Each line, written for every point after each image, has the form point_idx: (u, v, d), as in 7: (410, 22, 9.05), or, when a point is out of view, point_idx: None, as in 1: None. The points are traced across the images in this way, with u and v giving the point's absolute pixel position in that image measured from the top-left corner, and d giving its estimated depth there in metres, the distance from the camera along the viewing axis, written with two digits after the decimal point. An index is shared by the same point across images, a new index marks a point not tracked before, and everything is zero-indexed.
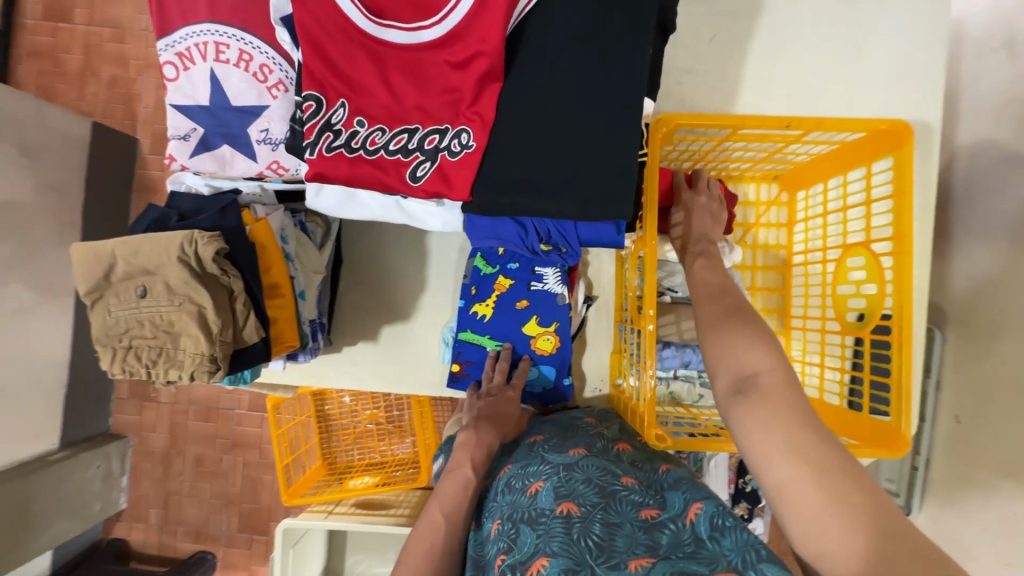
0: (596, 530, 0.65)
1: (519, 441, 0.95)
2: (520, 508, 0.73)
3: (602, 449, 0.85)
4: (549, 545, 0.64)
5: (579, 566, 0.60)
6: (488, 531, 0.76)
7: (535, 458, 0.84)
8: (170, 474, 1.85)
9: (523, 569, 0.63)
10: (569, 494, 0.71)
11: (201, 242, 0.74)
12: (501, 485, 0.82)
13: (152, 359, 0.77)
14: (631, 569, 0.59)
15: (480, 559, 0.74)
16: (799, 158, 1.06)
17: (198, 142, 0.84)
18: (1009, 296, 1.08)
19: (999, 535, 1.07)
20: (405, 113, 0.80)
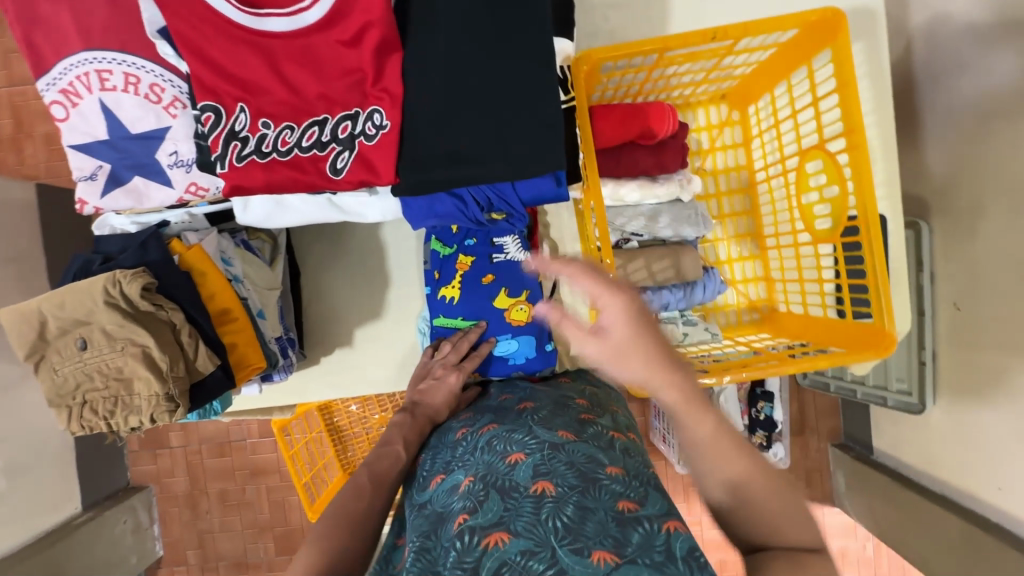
0: (568, 511, 0.64)
1: (507, 405, 0.94)
2: (495, 475, 0.73)
3: (594, 432, 0.83)
4: (514, 522, 0.64)
5: (540, 547, 0.61)
6: (454, 483, 0.76)
7: (523, 426, 0.85)
8: (198, 513, 1.89)
9: (481, 534, 0.64)
10: (548, 473, 0.71)
11: (125, 281, 0.72)
12: (481, 443, 0.82)
13: (109, 410, 0.75)
14: (592, 559, 0.58)
15: (440, 504, 0.74)
16: (742, 71, 1.02)
17: (107, 179, 0.80)
18: (994, 174, 1.03)
19: (1012, 415, 1.05)
20: (309, 105, 0.75)
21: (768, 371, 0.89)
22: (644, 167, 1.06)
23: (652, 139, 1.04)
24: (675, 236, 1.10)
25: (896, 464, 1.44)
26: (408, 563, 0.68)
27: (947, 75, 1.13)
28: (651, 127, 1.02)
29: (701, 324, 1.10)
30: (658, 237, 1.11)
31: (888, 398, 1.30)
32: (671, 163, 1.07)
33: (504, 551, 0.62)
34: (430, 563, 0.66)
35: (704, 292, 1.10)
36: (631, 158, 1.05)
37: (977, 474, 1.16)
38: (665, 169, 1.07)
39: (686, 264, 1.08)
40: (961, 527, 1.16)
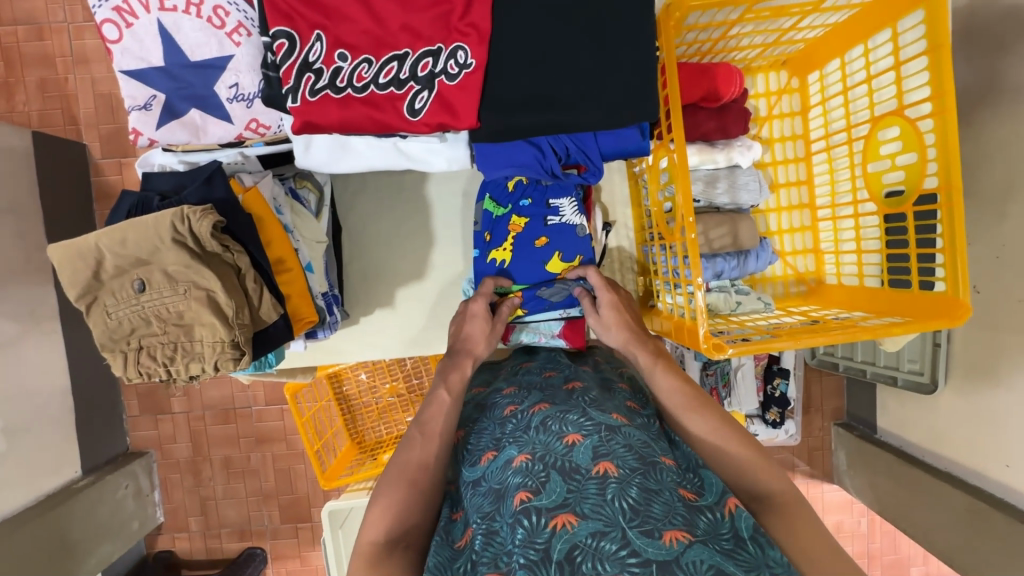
0: (633, 493, 0.61)
1: (554, 385, 0.88)
2: (553, 454, 0.69)
3: (643, 421, 0.80)
4: (580, 505, 0.61)
5: (611, 528, 0.58)
6: (508, 459, 0.71)
7: (576, 407, 0.78)
8: (202, 480, 1.81)
9: (548, 515, 0.60)
10: (609, 455, 0.67)
11: (195, 218, 0.67)
12: (533, 421, 0.76)
13: (168, 356, 0.71)
14: (665, 540, 0.56)
15: (495, 481, 0.70)
16: (811, 34, 0.99)
17: (162, 110, 0.75)
18: (1017, 156, 1.02)
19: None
20: (391, 37, 0.70)
21: (838, 337, 0.87)
22: (706, 130, 1.02)
23: (715, 102, 1.00)
24: (731, 204, 1.08)
25: (900, 444, 1.44)
26: (477, 547, 0.63)
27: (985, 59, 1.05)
28: (718, 88, 0.98)
29: (753, 294, 1.09)
30: (713, 205, 1.08)
31: (900, 377, 1.32)
32: (734, 127, 1.03)
33: (573, 534, 0.58)
34: (501, 547, 0.62)
35: (758, 262, 1.07)
36: (693, 120, 1.01)
37: (984, 452, 1.18)
38: (726, 133, 1.03)
39: (743, 232, 1.06)
40: (966, 501, 1.19)
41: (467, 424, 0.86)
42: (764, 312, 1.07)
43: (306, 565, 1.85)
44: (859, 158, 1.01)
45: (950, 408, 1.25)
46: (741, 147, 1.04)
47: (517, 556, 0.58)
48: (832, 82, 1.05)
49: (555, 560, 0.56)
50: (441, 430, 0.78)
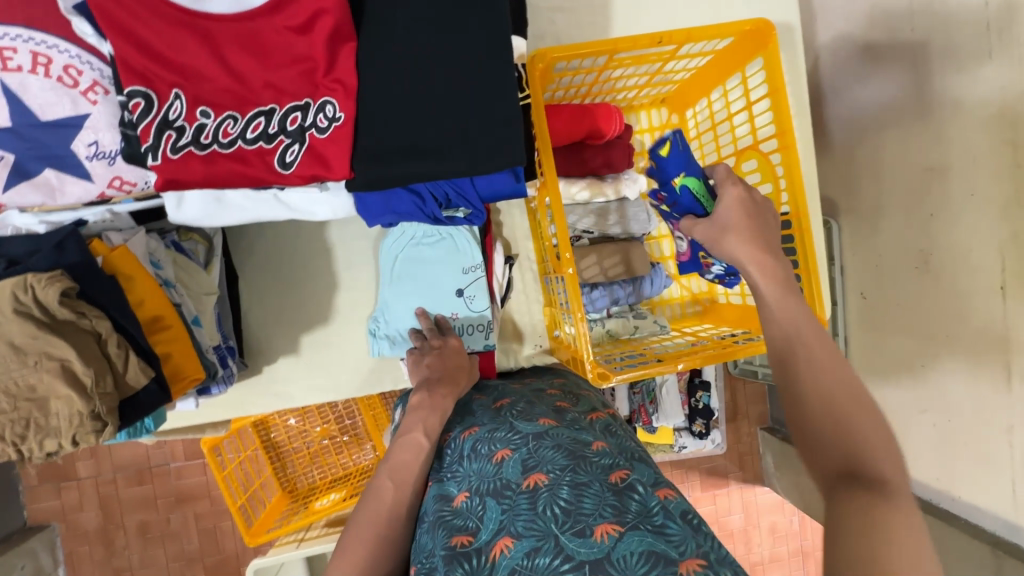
0: (563, 495, 0.64)
1: (483, 404, 0.90)
2: (485, 480, 0.71)
3: (573, 417, 0.82)
4: (514, 524, 0.63)
5: (543, 541, 0.60)
6: (447, 496, 0.74)
7: (503, 422, 0.80)
8: (115, 550, 1.67)
9: (487, 549, 0.63)
10: (538, 465, 0.69)
11: (39, 286, 0.64)
12: (466, 450, 0.79)
13: (18, 434, 0.66)
14: (596, 537, 0.59)
15: (433, 516, 0.72)
16: (681, 75, 1.07)
17: (11, 172, 0.70)
18: (887, 176, 1.14)
19: (908, 393, 1.16)
20: (255, 94, 0.70)
21: (713, 356, 0.93)
22: (593, 166, 1.08)
23: (600, 139, 1.06)
24: (625, 233, 1.14)
25: None
26: None
27: (850, 88, 1.22)
28: (600, 126, 1.04)
29: (650, 317, 1.15)
30: (607, 235, 1.14)
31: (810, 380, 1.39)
32: (619, 162, 1.10)
33: (511, 557, 0.61)
34: None
35: (653, 286, 1.14)
36: (579, 157, 1.07)
37: None
38: (612, 167, 1.10)
39: (636, 259, 1.12)
40: None
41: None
42: (659, 334, 1.14)
43: None
44: None
45: None
46: (628, 179, 1.11)
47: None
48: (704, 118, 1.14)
49: None
50: (413, 477, 0.79)
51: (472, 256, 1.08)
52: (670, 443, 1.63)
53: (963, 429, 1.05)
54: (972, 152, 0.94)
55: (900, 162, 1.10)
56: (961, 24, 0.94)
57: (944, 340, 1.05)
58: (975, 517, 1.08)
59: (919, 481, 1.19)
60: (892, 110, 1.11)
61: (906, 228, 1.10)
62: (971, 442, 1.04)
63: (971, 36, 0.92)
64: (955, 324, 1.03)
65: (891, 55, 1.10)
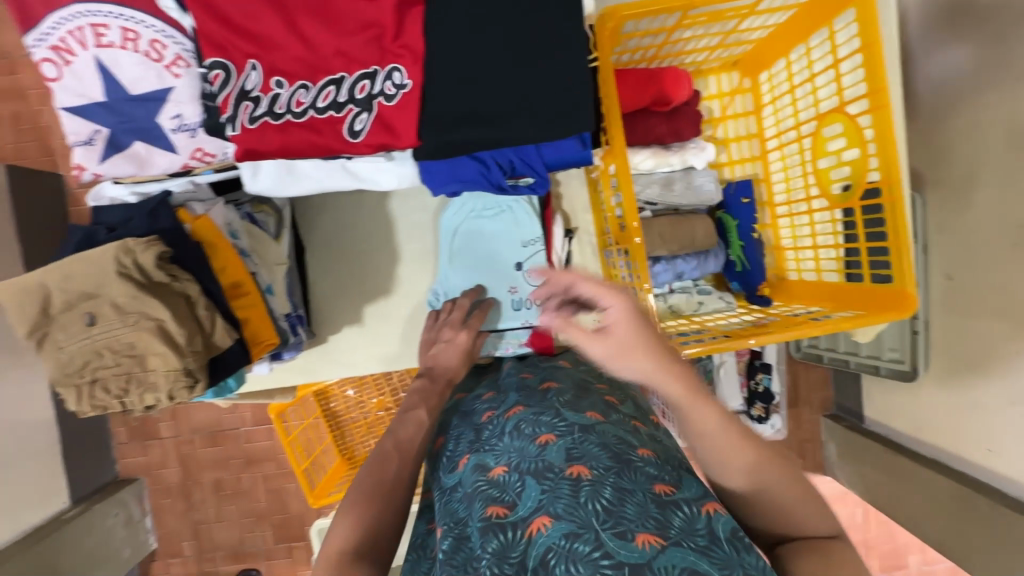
0: (606, 494, 0.58)
1: (530, 384, 0.86)
2: (527, 458, 0.66)
3: (618, 416, 0.77)
4: (553, 505, 0.58)
5: (583, 530, 0.55)
6: (482, 466, 0.69)
7: (550, 408, 0.76)
8: (193, 504, 1.81)
9: (523, 526, 0.58)
10: (582, 457, 0.64)
11: (139, 249, 0.69)
12: (507, 426, 0.74)
13: (122, 388, 0.71)
14: (637, 543, 0.53)
15: (466, 487, 0.68)
16: (757, 34, 1.00)
17: (106, 144, 0.75)
18: (984, 143, 1.03)
19: (1001, 382, 1.07)
20: (325, 62, 0.71)
21: (789, 333, 0.88)
22: (659, 134, 1.03)
23: (666, 106, 1.02)
24: (690, 205, 1.09)
25: (888, 433, 1.45)
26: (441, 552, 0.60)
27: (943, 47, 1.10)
28: (666, 92, 0.99)
29: (715, 293, 1.11)
30: (672, 207, 1.09)
31: (882, 366, 1.30)
32: (686, 129, 1.05)
33: (547, 537, 0.56)
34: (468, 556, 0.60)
35: (717, 260, 1.09)
36: (644, 124, 1.03)
37: (967, 437, 1.18)
38: (679, 136, 1.05)
39: (702, 232, 1.07)
40: (951, 488, 1.18)
41: (442, 424, 0.85)
42: (726, 311, 1.10)
43: None
44: (809, 154, 1.02)
45: (932, 392, 1.25)
46: (695, 148, 1.05)
47: (487, 567, 0.56)
48: (780, 81, 1.07)
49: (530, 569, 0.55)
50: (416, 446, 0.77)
51: (531, 233, 1.09)
52: None
53: None
54: None
55: (1000, 128, 0.99)
56: None
57: None
58: None
59: (1006, 476, 1.10)
60: (994, 68, 1.00)
61: (1006, 200, 1.00)
62: None
63: None
64: None
65: (995, 6, 0.98)
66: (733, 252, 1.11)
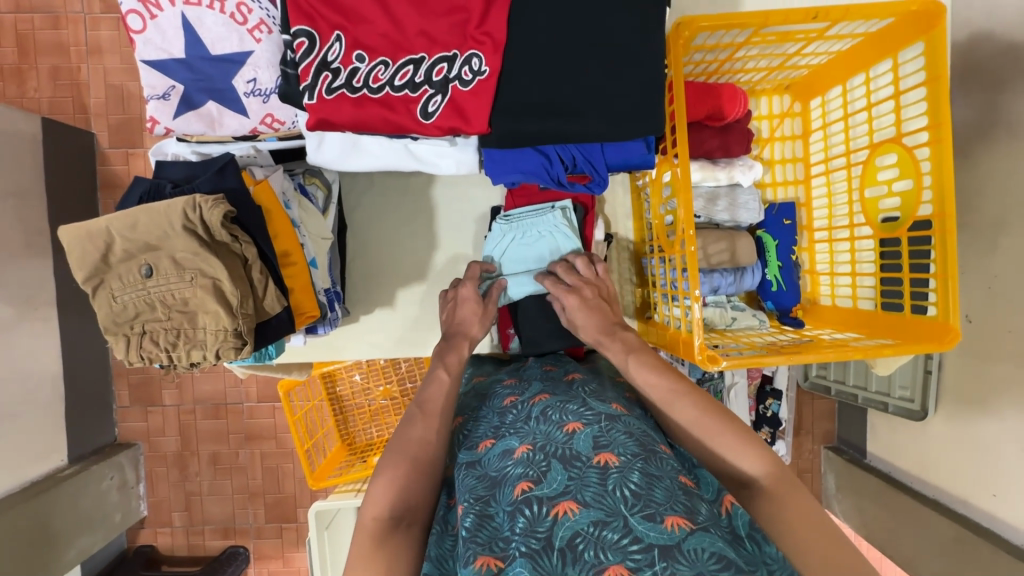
0: (634, 481, 0.62)
1: (555, 376, 0.89)
2: (553, 443, 0.69)
3: (641, 412, 0.82)
4: (581, 493, 0.61)
5: (612, 518, 0.58)
6: (508, 448, 0.71)
7: (576, 398, 0.78)
8: (188, 475, 1.79)
9: (550, 503, 0.61)
10: (609, 445, 0.67)
11: (206, 206, 0.67)
12: (534, 412, 0.76)
13: (171, 342, 0.72)
14: (667, 525, 0.57)
15: (492, 467, 0.69)
16: (816, 59, 1.02)
17: (180, 101, 0.76)
18: (1014, 189, 1.04)
19: (1013, 426, 1.07)
20: (408, 42, 0.72)
21: (829, 355, 0.88)
22: (709, 148, 1.05)
23: (719, 121, 1.03)
24: (731, 223, 1.11)
25: (889, 469, 1.44)
26: (468, 527, 0.62)
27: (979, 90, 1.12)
28: (722, 108, 1.00)
29: (748, 311, 1.11)
30: (713, 221, 1.10)
31: (890, 404, 1.32)
32: (737, 147, 1.06)
33: (575, 522, 0.58)
34: (495, 531, 0.61)
35: (753, 278, 1.09)
36: (697, 136, 1.04)
37: (972, 480, 1.17)
38: (728, 152, 1.06)
39: (742, 248, 1.08)
40: (954, 529, 1.18)
41: (469, 409, 0.87)
42: (759, 329, 1.09)
43: (288, 565, 1.82)
44: (857, 183, 1.04)
45: (941, 433, 1.24)
46: (742, 166, 1.07)
47: (517, 545, 0.58)
48: (834, 108, 1.08)
49: (558, 549, 0.57)
50: (441, 410, 0.78)
51: (569, 246, 1.04)
52: None
53: None
54: None
55: None
56: None
57: None
58: None
59: (1011, 524, 1.09)
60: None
61: None
62: None
63: None
64: None
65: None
66: (770, 271, 1.11)
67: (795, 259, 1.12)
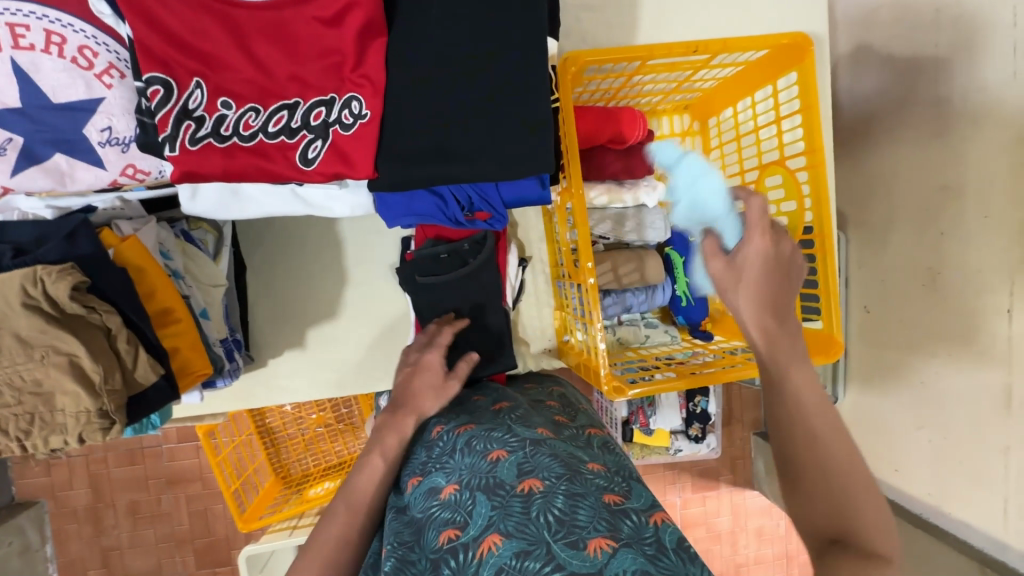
0: (558, 503, 0.59)
1: (480, 405, 0.86)
2: (477, 474, 0.66)
3: (570, 432, 0.79)
4: (505, 523, 0.59)
5: (534, 546, 0.56)
6: (433, 487, 0.68)
7: (502, 424, 0.75)
8: (104, 529, 1.65)
9: (474, 546, 0.58)
10: (533, 470, 0.64)
11: (50, 279, 0.61)
12: (459, 444, 0.73)
13: (23, 429, 0.64)
14: (590, 551, 0.53)
15: (419, 510, 0.67)
16: (707, 84, 1.05)
17: (19, 155, 0.67)
18: (904, 190, 1.10)
19: (907, 412, 1.16)
20: (279, 87, 0.68)
21: (731, 373, 0.92)
22: (613, 171, 1.06)
23: (621, 144, 1.04)
24: (641, 241, 1.12)
25: None
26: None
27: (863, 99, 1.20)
28: (623, 132, 1.01)
29: (661, 327, 1.15)
30: (623, 241, 1.12)
31: None
32: (639, 168, 1.08)
33: (499, 557, 0.56)
34: None
35: (664, 295, 1.13)
36: (600, 161, 1.05)
37: (877, 457, 1.26)
38: (632, 174, 1.08)
39: (651, 267, 1.10)
40: None
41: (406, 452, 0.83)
42: (671, 345, 1.13)
43: None
44: None
45: (849, 418, 1.33)
46: (647, 187, 1.07)
47: None
48: (728, 128, 1.12)
49: None
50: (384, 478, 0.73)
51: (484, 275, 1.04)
52: (666, 446, 1.61)
53: (959, 448, 1.05)
54: (988, 174, 0.94)
55: (916, 176, 1.08)
56: (988, 44, 0.92)
57: (945, 360, 1.05)
58: (964, 534, 1.07)
59: (910, 495, 1.18)
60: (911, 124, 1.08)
61: (916, 245, 1.09)
62: (965, 462, 1.04)
63: (997, 54, 0.91)
64: (954, 346, 1.03)
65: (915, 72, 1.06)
66: (679, 287, 1.15)
67: None
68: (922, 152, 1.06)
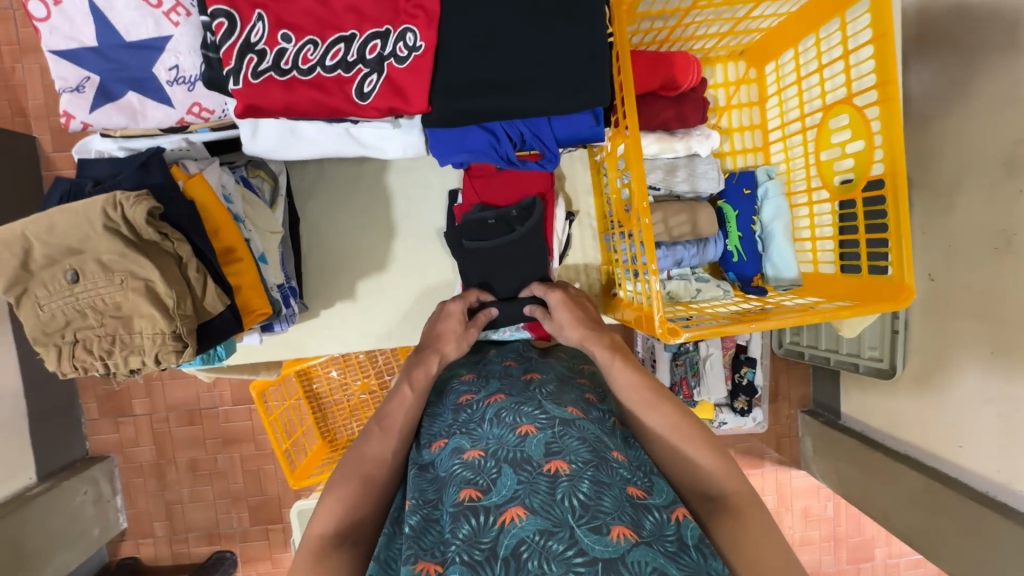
0: (584, 490, 0.58)
1: (511, 372, 0.82)
2: (505, 447, 0.64)
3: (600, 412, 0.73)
4: (529, 498, 0.57)
5: (559, 526, 0.54)
6: (458, 449, 0.66)
7: (532, 399, 0.72)
8: (167, 484, 1.72)
9: (496, 513, 0.57)
10: (561, 451, 0.62)
11: (127, 204, 0.64)
12: (488, 415, 0.70)
13: (105, 350, 0.68)
14: (613, 538, 0.53)
15: (441, 470, 0.65)
16: (768, 22, 1.00)
17: (96, 93, 0.71)
18: (970, 147, 1.02)
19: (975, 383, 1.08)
20: (336, 18, 0.69)
21: (788, 319, 0.88)
22: (665, 118, 1.02)
23: (674, 91, 1.00)
24: (691, 192, 1.09)
25: (863, 429, 1.45)
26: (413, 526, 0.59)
27: None
28: (675, 77, 0.97)
29: (712, 281, 1.11)
30: (673, 193, 1.09)
31: (861, 364, 1.32)
32: (693, 116, 1.04)
33: (521, 529, 0.55)
34: (438, 537, 0.58)
35: (716, 249, 1.10)
36: (651, 108, 1.01)
37: (938, 435, 1.19)
38: (684, 121, 1.04)
39: (703, 219, 1.07)
40: (923, 482, 1.19)
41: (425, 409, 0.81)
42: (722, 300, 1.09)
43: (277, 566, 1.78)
44: (813, 146, 1.04)
45: (908, 391, 1.25)
46: (699, 136, 1.05)
47: (457, 551, 0.54)
48: (787, 73, 1.07)
49: (501, 557, 0.53)
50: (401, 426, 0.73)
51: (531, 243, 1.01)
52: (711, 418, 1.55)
53: None
54: None
55: (985, 133, 0.99)
56: None
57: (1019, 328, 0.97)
58: None
59: (974, 472, 1.11)
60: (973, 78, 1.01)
61: (988, 204, 1.01)
62: None
63: None
64: None
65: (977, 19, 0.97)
66: (731, 242, 1.11)
67: (755, 228, 1.10)
68: (989, 103, 0.98)
